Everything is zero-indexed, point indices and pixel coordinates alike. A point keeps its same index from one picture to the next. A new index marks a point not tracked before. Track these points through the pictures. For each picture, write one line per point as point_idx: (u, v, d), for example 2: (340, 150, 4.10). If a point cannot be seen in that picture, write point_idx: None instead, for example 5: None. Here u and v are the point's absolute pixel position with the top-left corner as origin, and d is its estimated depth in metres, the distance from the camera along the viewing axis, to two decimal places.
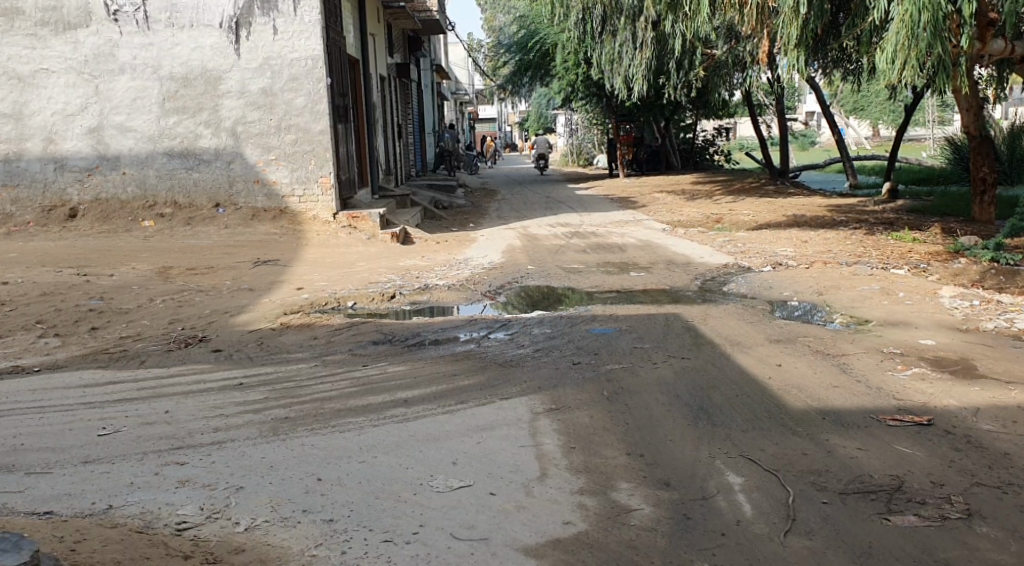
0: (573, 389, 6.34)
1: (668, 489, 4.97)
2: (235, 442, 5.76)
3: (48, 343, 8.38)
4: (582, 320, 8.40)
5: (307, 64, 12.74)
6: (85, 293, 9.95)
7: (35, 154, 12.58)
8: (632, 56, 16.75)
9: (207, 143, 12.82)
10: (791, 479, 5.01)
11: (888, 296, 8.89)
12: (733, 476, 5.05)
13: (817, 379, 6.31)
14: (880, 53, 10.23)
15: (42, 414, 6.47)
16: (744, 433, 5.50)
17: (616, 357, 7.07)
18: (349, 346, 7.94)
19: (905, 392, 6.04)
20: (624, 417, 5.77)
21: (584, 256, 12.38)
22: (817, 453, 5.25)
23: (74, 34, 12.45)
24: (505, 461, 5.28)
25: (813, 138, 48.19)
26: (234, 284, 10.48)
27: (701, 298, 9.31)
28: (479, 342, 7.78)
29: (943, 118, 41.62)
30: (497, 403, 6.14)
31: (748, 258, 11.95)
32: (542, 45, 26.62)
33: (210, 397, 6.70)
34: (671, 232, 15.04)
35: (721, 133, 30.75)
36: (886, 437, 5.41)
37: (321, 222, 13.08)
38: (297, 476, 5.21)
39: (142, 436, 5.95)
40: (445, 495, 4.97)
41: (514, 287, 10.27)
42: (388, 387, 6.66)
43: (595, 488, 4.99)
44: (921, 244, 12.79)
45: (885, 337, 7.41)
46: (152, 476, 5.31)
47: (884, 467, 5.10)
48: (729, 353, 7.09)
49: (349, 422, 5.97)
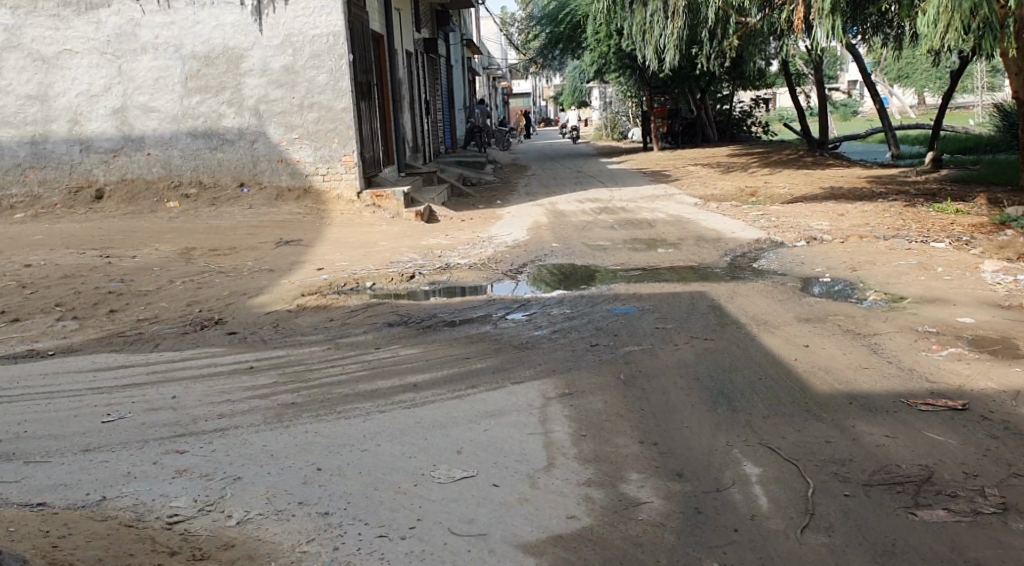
0: (588, 372, 6.08)
1: (680, 480, 4.72)
2: (238, 429, 5.55)
3: (65, 326, 8.26)
4: (604, 299, 8.13)
5: (329, 41, 12.47)
6: (106, 275, 9.82)
7: (61, 136, 12.48)
8: (664, 26, 16.34)
9: (230, 123, 12.66)
10: (812, 469, 4.73)
11: (926, 272, 8.52)
12: (750, 467, 4.78)
13: (845, 361, 6.00)
14: (921, 17, 10.01)
15: (50, 400, 6.31)
16: (763, 419, 5.22)
17: (635, 339, 6.79)
18: (364, 328, 7.74)
19: (940, 374, 5.70)
20: (640, 403, 5.51)
21: (612, 232, 12.09)
22: (841, 441, 4.96)
23: (96, 14, 12.30)
24: (512, 450, 5.05)
25: (856, 107, 47.35)
26: (254, 265, 10.31)
27: (731, 275, 8.99)
28: (496, 323, 7.55)
29: (993, 85, 40.69)
30: (509, 387, 5.91)
31: (781, 232, 11.59)
32: (574, 18, 26.19)
33: (219, 382, 6.52)
34: (703, 206, 14.69)
35: (758, 103, 30.18)
36: (918, 423, 5.10)
37: (345, 202, 12.87)
38: (295, 465, 5.01)
39: (147, 423, 5.76)
40: (447, 487, 4.75)
41: (538, 265, 10.01)
42: (398, 370, 6.46)
43: (603, 479, 4.74)
44: (964, 217, 12.35)
45: (922, 314, 7.06)
46: (150, 465, 5.14)
47: (913, 456, 4.80)
48: (754, 333, 6.79)
49: (356, 408, 5.76)
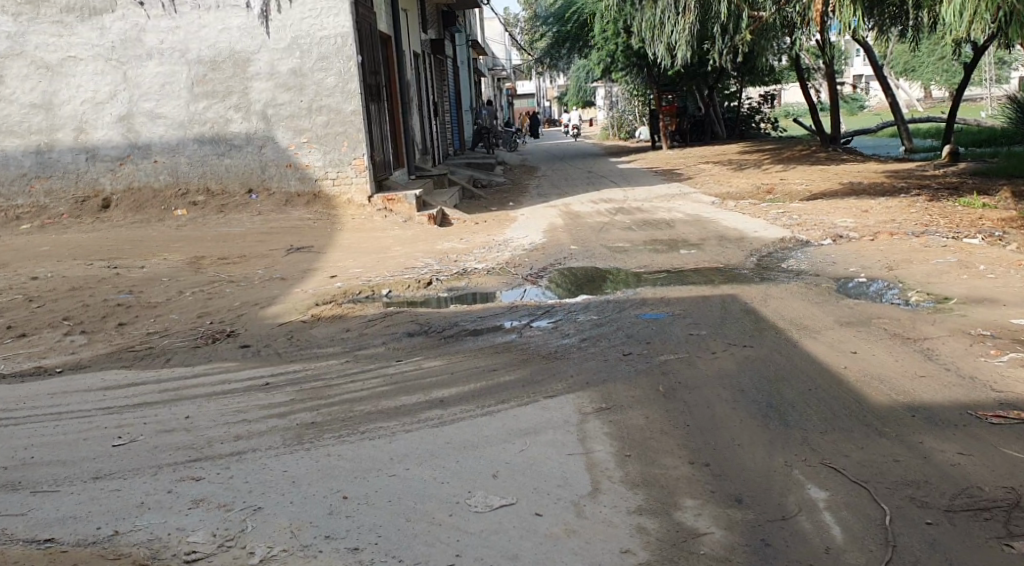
0: (625, 384, 5.74)
1: (740, 507, 4.40)
2: (256, 453, 5.20)
3: (73, 341, 7.94)
4: (631, 303, 7.78)
5: (336, 42, 12.16)
6: (114, 287, 9.51)
7: (66, 145, 12.17)
8: (676, 22, 15.95)
9: (238, 128, 12.34)
10: (884, 492, 4.43)
11: (967, 271, 8.14)
12: (815, 490, 4.48)
13: (899, 369, 5.65)
14: (948, 6, 9.73)
15: (59, 422, 5.96)
16: (821, 435, 4.90)
17: (669, 346, 6.44)
18: (383, 339, 7.39)
19: (1003, 382, 5.37)
20: (685, 417, 5.18)
21: (630, 233, 11.75)
22: (910, 460, 4.65)
23: (100, 19, 11.98)
24: (553, 473, 4.72)
25: (862, 102, 46.96)
26: (265, 274, 9.98)
27: (759, 276, 8.63)
28: (521, 332, 7.20)
29: (1002, 76, 40.21)
30: (541, 402, 5.56)
31: (805, 230, 11.23)
32: (580, 16, 25.82)
33: (235, 400, 6.18)
34: (721, 204, 14.33)
35: (767, 100, 29.82)
36: (992, 438, 4.78)
37: (356, 206, 12.55)
38: (319, 493, 4.68)
39: (160, 446, 5.40)
40: (485, 517, 4.42)
41: (557, 269, 9.67)
42: (422, 385, 6.12)
43: (656, 507, 4.42)
44: (992, 211, 11.99)
45: (972, 316, 6.71)
46: (165, 494, 4.78)
47: (995, 477, 4.50)
48: (796, 339, 6.43)
49: (380, 427, 5.42)
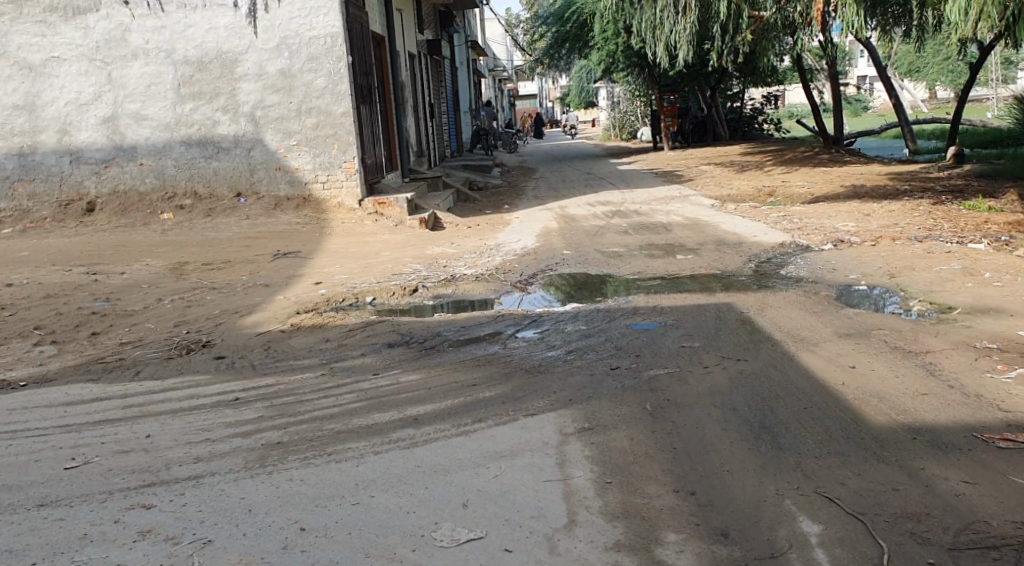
0: (610, 401, 5.42)
1: (726, 542, 4.12)
2: (213, 478, 4.87)
3: (43, 352, 7.62)
4: (624, 313, 7.46)
5: (326, 43, 11.84)
6: (90, 294, 9.18)
7: (49, 147, 11.85)
8: (675, 22, 15.53)
9: (226, 130, 12.02)
10: (882, 527, 4.15)
11: (973, 278, 7.81)
12: (808, 524, 4.19)
13: (900, 385, 5.32)
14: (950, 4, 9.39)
15: (12, 442, 5.64)
16: (817, 460, 4.59)
17: (660, 360, 6.12)
18: (362, 350, 7.07)
19: (1011, 401, 5.04)
20: (673, 440, 4.86)
21: (626, 238, 11.42)
22: (912, 489, 4.36)
23: (84, 19, 11.66)
24: (528, 502, 4.43)
25: (866, 103, 46.64)
26: (249, 280, 9.65)
27: (757, 283, 8.29)
28: (506, 343, 6.88)
29: (1007, 76, 39.84)
30: (521, 421, 5.24)
31: (805, 235, 10.90)
32: (580, 16, 25.48)
33: (199, 418, 5.84)
34: (721, 207, 13.98)
35: (770, 101, 29.46)
36: (1000, 466, 4.48)
37: (347, 210, 12.24)
38: (275, 524, 4.39)
39: (115, 469, 5.07)
40: (451, 553, 4.16)
41: (548, 275, 9.34)
42: (397, 401, 5.79)
43: (635, 543, 4.14)
44: (997, 214, 11.64)
45: (976, 328, 6.38)
46: (110, 525, 4.48)
47: (1003, 511, 4.21)
48: (793, 351, 6.10)
49: (348, 448, 5.09)
